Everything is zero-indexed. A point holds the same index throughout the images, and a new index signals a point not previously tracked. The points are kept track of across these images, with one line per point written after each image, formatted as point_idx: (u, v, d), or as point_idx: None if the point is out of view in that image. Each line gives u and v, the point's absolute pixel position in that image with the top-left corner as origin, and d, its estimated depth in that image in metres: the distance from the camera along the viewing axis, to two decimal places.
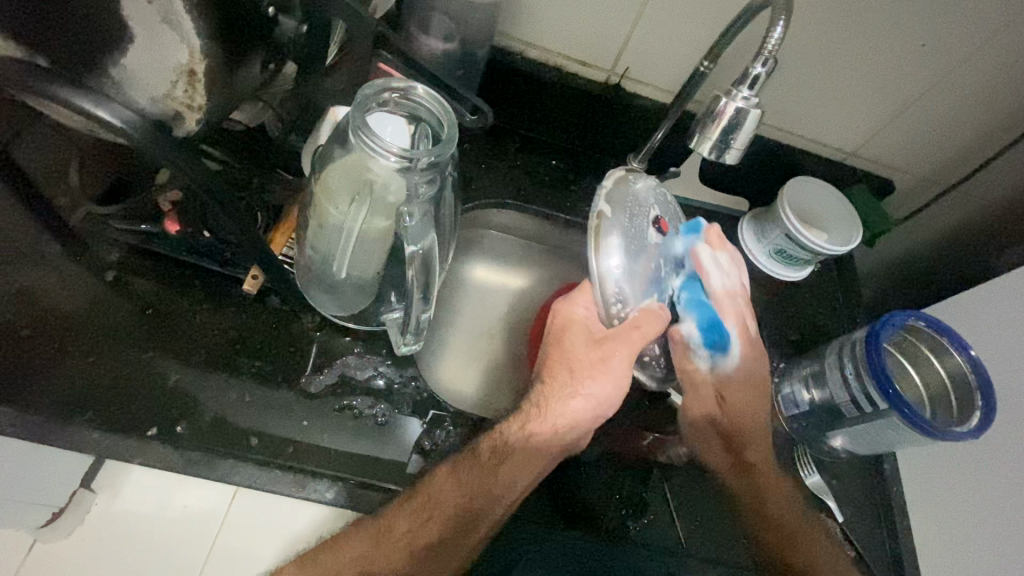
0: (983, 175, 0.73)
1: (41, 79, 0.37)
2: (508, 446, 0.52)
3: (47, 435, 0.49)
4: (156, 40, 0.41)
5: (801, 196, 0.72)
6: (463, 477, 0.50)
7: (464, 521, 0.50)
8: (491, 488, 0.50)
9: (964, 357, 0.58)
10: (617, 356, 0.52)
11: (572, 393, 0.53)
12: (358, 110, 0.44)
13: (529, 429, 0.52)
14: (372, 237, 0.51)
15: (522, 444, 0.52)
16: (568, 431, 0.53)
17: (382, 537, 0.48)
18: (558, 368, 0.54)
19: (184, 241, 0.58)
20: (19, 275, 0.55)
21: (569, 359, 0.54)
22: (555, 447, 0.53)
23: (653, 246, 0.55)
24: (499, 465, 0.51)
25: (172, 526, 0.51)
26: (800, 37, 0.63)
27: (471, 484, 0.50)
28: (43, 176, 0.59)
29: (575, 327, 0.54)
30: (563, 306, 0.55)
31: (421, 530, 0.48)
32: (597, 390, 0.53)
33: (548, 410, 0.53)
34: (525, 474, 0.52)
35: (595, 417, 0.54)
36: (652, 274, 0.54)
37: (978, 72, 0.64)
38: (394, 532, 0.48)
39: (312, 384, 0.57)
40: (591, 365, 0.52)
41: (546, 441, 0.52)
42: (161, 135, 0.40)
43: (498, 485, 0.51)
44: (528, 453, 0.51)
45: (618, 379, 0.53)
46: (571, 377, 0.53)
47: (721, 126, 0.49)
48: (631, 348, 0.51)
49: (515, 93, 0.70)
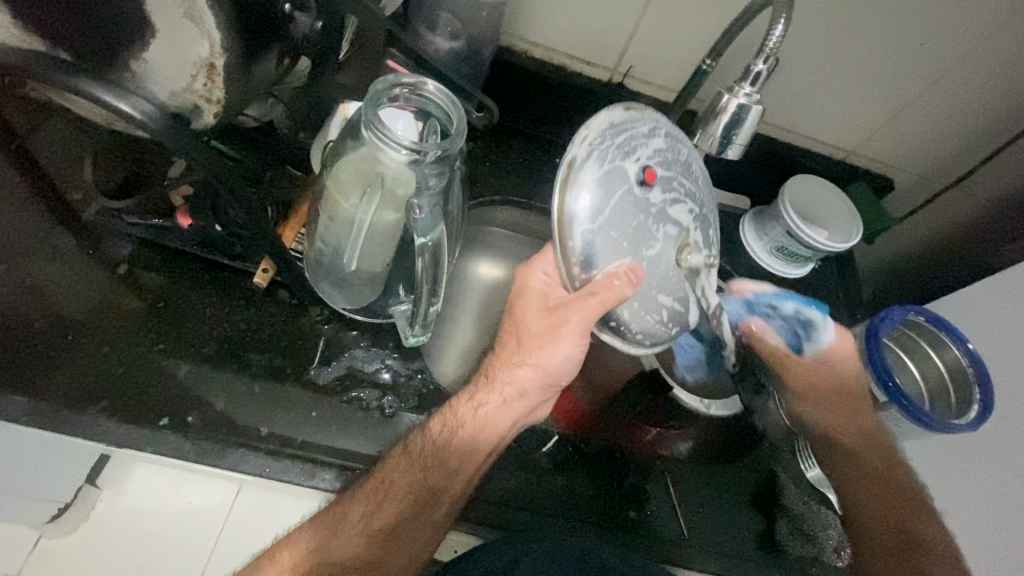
0: (981, 173, 0.74)
1: (61, 72, 0.38)
2: (459, 419, 0.49)
3: (60, 423, 0.50)
4: (179, 35, 0.41)
5: (802, 195, 0.73)
6: (416, 455, 0.49)
7: (423, 500, 0.49)
8: (446, 466, 0.48)
9: (962, 350, 0.59)
10: (569, 323, 0.42)
11: (519, 362, 0.47)
12: (370, 103, 0.45)
13: (478, 402, 0.49)
14: (381, 231, 0.52)
15: (471, 417, 0.49)
16: (517, 399, 0.48)
17: (340, 524, 0.48)
18: (508, 337, 0.48)
19: (195, 233, 0.59)
20: (33, 266, 0.56)
21: (517, 330, 0.47)
22: (507, 423, 0.49)
23: (638, 202, 0.42)
24: (448, 441, 0.48)
25: (180, 518, 0.58)
26: (801, 35, 0.65)
27: (423, 462, 0.49)
28: (57, 169, 0.60)
29: (530, 298, 0.45)
30: (516, 278, 0.46)
31: (375, 512, 0.48)
32: (547, 361, 0.46)
33: (494, 381, 0.48)
34: (476, 451, 0.49)
35: (544, 386, 0.48)
36: (644, 231, 0.42)
37: (976, 70, 0.65)
38: (349, 519, 0.48)
39: (319, 377, 0.58)
40: (541, 335, 0.45)
41: (496, 415, 0.48)
42: (177, 127, 0.40)
43: (452, 461, 0.48)
44: (478, 429, 0.48)
45: (570, 352, 0.46)
46: (520, 349, 0.47)
47: (724, 122, 0.50)
48: (586, 313, 0.41)
49: (519, 92, 0.72)
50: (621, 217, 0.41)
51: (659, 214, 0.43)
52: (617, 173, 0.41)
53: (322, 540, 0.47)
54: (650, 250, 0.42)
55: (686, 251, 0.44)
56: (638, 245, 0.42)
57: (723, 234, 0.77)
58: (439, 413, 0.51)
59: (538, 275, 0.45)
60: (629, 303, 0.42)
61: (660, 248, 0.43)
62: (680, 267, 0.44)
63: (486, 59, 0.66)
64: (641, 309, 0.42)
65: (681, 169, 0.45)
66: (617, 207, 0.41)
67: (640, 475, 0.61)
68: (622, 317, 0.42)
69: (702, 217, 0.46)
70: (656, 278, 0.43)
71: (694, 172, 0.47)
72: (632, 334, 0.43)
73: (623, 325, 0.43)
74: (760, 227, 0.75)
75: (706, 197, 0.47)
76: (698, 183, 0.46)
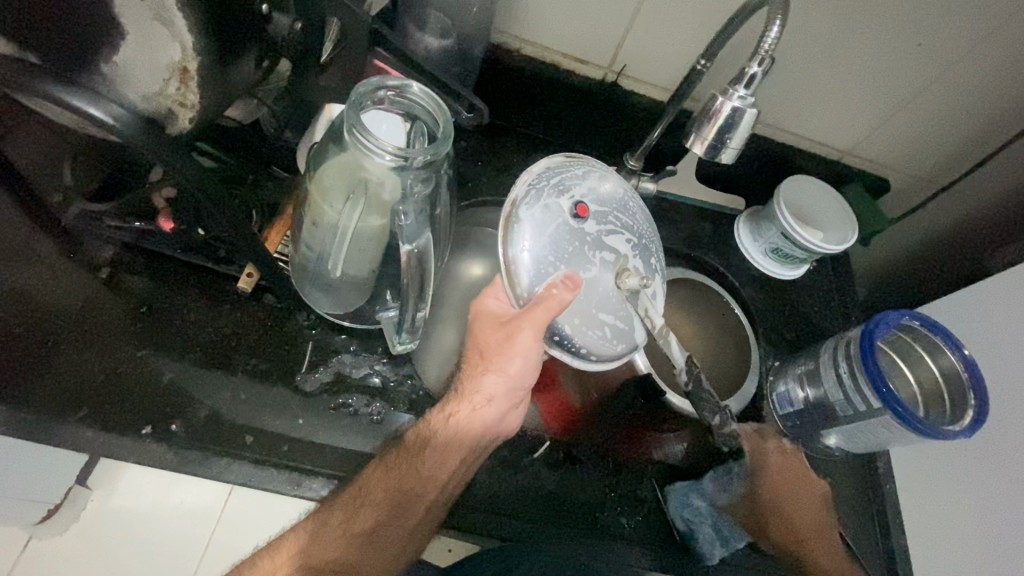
0: (979, 174, 0.73)
1: (28, 76, 0.36)
2: (431, 430, 0.49)
3: (39, 432, 0.49)
4: (149, 38, 0.40)
5: (795, 195, 0.72)
6: (391, 464, 0.49)
7: (399, 505, 0.48)
8: (419, 473, 0.48)
9: (957, 355, 0.58)
10: (524, 334, 0.44)
11: (484, 370, 0.47)
12: (351, 107, 0.44)
13: (449, 411, 0.49)
14: (367, 236, 0.51)
15: (442, 426, 0.48)
16: (487, 407, 0.48)
17: (318, 532, 0.47)
18: (472, 352, 0.48)
19: (177, 238, 0.57)
20: (11, 271, 0.55)
21: (477, 344, 0.48)
22: (477, 430, 0.48)
23: (574, 231, 0.47)
24: (422, 449, 0.48)
25: (171, 519, 0.57)
26: (796, 36, 0.63)
27: (399, 470, 0.49)
28: (34, 172, 0.57)
29: (487, 318, 0.47)
30: (471, 306, 0.48)
31: (353, 518, 0.47)
32: (509, 368, 0.46)
33: (464, 393, 0.48)
34: (448, 457, 0.49)
35: (513, 392, 0.48)
36: (580, 256, 0.46)
37: (974, 71, 0.64)
38: (329, 526, 0.47)
39: (306, 382, 0.57)
40: (500, 348, 0.46)
41: (466, 423, 0.48)
42: (152, 133, 0.39)
43: (426, 467, 0.48)
44: (451, 438, 0.48)
45: (529, 357, 0.46)
46: (482, 359, 0.48)
47: (717, 127, 0.49)
48: (537, 325, 0.44)
49: (511, 91, 0.71)
50: (556, 244, 0.46)
51: (595, 242, 0.47)
52: (552, 208, 0.47)
53: (304, 545, 0.47)
54: (586, 273, 0.46)
55: (625, 275, 0.47)
56: (574, 266, 0.46)
57: (718, 235, 0.76)
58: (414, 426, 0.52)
59: (490, 298, 0.47)
60: (570, 318, 0.46)
61: (598, 271, 0.47)
62: (619, 290, 0.47)
63: (477, 57, 0.65)
64: (581, 324, 0.46)
65: (619, 207, 0.50)
66: (552, 235, 0.46)
67: (626, 481, 0.61)
68: (564, 330, 0.46)
69: (643, 247, 0.50)
70: (594, 297, 0.47)
71: (632, 209, 0.51)
72: (577, 348, 0.47)
73: (566, 340, 0.47)
74: (755, 228, 0.74)
75: (648, 230, 0.52)
76: (635, 214, 0.51)
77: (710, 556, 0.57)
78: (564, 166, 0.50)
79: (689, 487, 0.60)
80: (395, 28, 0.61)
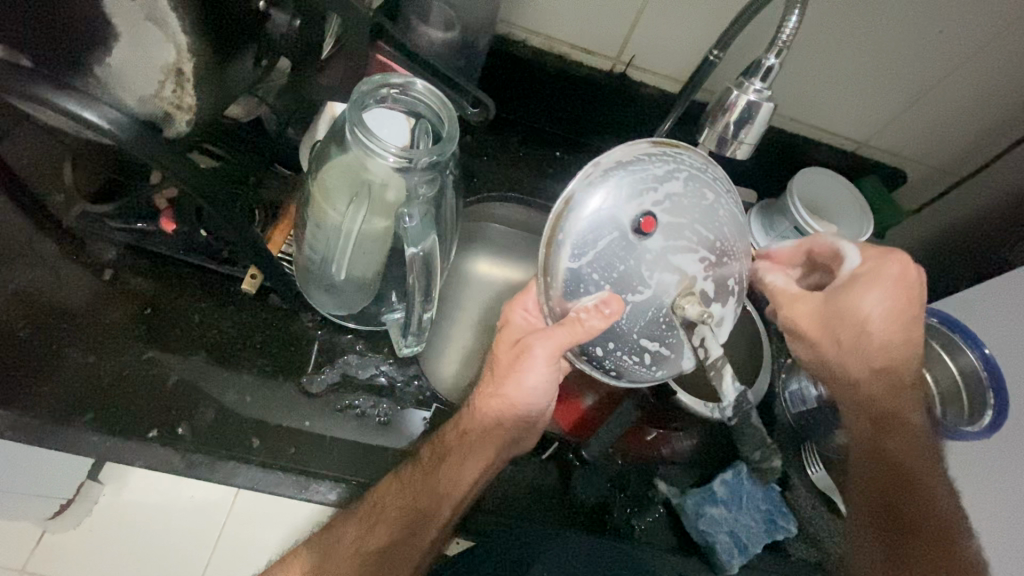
0: (999, 165, 0.71)
1: (18, 80, 0.35)
2: (447, 446, 0.49)
3: (45, 437, 0.48)
4: (141, 38, 0.39)
5: (810, 190, 0.71)
6: (406, 479, 0.49)
7: (415, 522, 0.47)
8: (435, 490, 0.47)
9: (978, 355, 0.57)
10: (532, 354, 0.44)
11: (490, 392, 0.48)
12: (353, 107, 0.43)
13: (462, 426, 0.49)
14: (373, 239, 0.50)
15: (456, 441, 0.49)
16: (497, 429, 0.49)
17: (330, 551, 0.47)
18: (490, 369, 0.49)
19: (181, 240, 0.57)
20: (15, 275, 0.54)
21: (495, 360, 0.48)
22: (489, 452, 0.49)
23: (631, 250, 0.41)
24: (437, 466, 0.48)
25: (183, 514, 0.57)
26: (813, 25, 0.61)
27: (412, 487, 0.48)
28: (35, 174, 0.57)
29: (511, 332, 0.48)
30: (503, 313, 0.49)
31: (367, 535, 0.47)
32: (519, 394, 0.46)
33: (478, 407, 0.49)
34: (465, 474, 0.48)
35: (517, 419, 0.49)
36: (631, 276, 0.41)
37: (994, 60, 0.62)
38: (341, 542, 0.47)
39: (313, 384, 0.56)
40: (512, 365, 0.46)
41: (479, 439, 0.48)
42: (148, 135, 0.38)
43: (441, 485, 0.48)
44: (464, 454, 0.48)
45: (540, 383, 0.46)
46: (492, 377, 0.49)
47: (732, 119, 0.47)
48: (557, 344, 0.42)
49: (516, 83, 0.69)
50: (606, 259, 0.41)
51: (658, 261, 0.41)
52: (610, 218, 0.41)
53: (318, 559, 0.46)
54: (637, 295, 0.42)
55: (686, 299, 0.41)
56: (623, 288, 0.42)
57: None
58: (430, 442, 0.51)
59: (518, 312, 0.47)
60: (605, 340, 0.43)
61: (653, 293, 0.42)
62: (672, 315, 0.42)
63: (483, 49, 0.63)
64: (617, 348, 0.43)
65: (704, 215, 0.43)
66: (603, 250, 0.41)
67: (641, 486, 0.60)
68: (596, 350, 0.44)
69: (721, 267, 0.43)
70: (637, 319, 0.42)
71: (721, 219, 0.44)
72: (606, 368, 0.45)
73: (597, 358, 0.44)
74: (767, 222, 0.72)
75: (734, 247, 0.44)
76: (718, 224, 0.43)
77: (729, 566, 0.55)
78: (642, 160, 0.43)
79: (704, 495, 0.58)
80: (399, 21, 0.60)
